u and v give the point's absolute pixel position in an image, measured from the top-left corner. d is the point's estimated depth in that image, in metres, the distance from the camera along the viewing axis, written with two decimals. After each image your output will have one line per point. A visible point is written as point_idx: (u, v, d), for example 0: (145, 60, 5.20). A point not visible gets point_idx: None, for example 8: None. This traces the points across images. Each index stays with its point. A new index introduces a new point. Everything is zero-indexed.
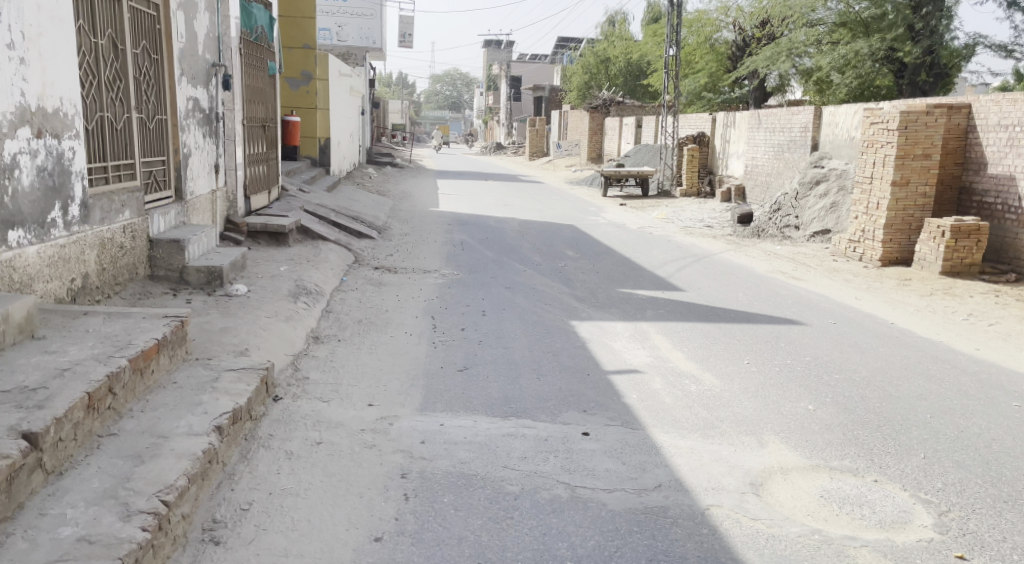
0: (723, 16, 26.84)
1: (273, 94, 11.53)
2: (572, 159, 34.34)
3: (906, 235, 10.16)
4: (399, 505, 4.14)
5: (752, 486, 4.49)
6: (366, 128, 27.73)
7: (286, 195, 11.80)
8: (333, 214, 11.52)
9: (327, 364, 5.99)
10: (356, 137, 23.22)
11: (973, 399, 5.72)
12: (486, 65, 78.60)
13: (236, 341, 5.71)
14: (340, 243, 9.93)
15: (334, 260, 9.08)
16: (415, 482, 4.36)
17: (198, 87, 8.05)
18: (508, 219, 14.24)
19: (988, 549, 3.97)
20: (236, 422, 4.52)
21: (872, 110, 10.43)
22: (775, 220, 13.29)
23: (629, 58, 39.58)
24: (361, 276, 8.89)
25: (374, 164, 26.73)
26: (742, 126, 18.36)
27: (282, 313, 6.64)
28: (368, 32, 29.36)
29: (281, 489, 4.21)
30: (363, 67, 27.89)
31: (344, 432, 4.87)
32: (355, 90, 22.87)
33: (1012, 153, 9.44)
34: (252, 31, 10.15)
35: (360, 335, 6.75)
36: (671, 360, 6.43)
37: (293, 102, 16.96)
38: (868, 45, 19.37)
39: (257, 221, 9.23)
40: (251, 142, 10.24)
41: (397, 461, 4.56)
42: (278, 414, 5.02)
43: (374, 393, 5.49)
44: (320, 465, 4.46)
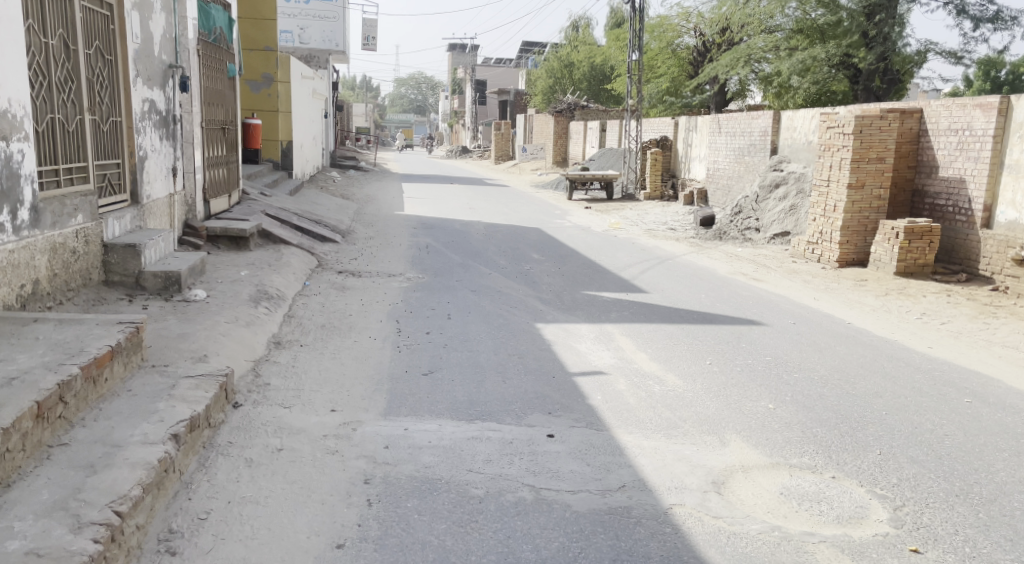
0: (684, 22, 27.17)
1: (233, 97, 11.43)
2: (536, 164, 34.37)
3: (861, 236, 10.36)
4: (362, 511, 4.13)
5: (713, 484, 4.55)
6: (330, 133, 27.66)
7: (247, 199, 11.67)
8: (296, 217, 11.43)
9: (288, 369, 5.94)
10: (320, 141, 23.12)
11: (926, 395, 5.85)
12: (451, 69, 78.50)
13: (194, 347, 5.66)
14: (302, 247, 9.86)
15: (296, 265, 9.01)
16: (378, 487, 4.35)
17: (155, 88, 7.95)
18: (473, 222, 14.27)
19: (941, 542, 4.06)
20: (194, 430, 4.48)
21: (828, 114, 10.61)
22: (737, 223, 13.44)
23: (593, 61, 39.85)
24: (324, 280, 8.84)
25: (338, 168, 26.59)
26: (704, 130, 18.58)
27: (242, 318, 6.58)
28: (332, 35, 29.17)
29: (240, 496, 4.17)
30: (326, 70, 27.82)
31: (305, 438, 4.84)
32: (319, 94, 23.00)
33: (962, 156, 9.67)
34: (211, 33, 10.07)
35: (323, 340, 6.71)
36: (635, 361, 6.49)
37: (255, 105, 16.83)
38: (825, 51, 19.62)
39: (217, 225, 9.13)
40: (211, 145, 10.13)
41: (360, 466, 4.55)
42: (238, 421, 4.98)
43: (337, 398, 5.48)
44: (281, 472, 4.43)
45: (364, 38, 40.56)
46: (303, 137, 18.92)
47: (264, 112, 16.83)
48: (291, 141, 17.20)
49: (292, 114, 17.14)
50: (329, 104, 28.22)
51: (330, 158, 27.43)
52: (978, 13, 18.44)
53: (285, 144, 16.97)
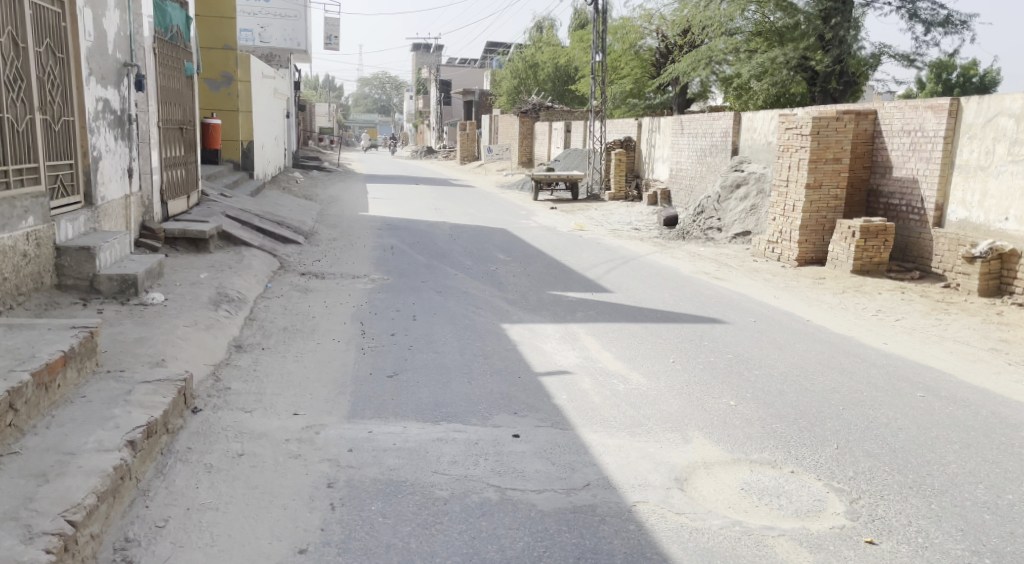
0: (646, 24, 27.40)
1: (191, 96, 11.30)
2: (502, 164, 34.42)
3: (819, 235, 10.56)
4: (325, 515, 4.13)
5: (676, 481, 4.63)
6: (293, 134, 27.46)
7: (207, 200, 11.55)
8: (257, 219, 11.34)
9: (250, 373, 5.91)
10: (283, 142, 22.95)
11: (881, 390, 6.00)
12: (415, 69, 78.27)
13: (152, 352, 5.61)
14: (264, 249, 9.79)
15: (258, 266, 8.95)
16: (342, 491, 4.35)
17: (109, 87, 7.84)
18: (438, 222, 14.28)
19: (896, 533, 4.17)
20: (151, 436, 4.44)
21: (786, 115, 10.79)
22: (699, 222, 13.63)
23: (557, 62, 39.99)
24: (286, 282, 8.79)
25: (301, 169, 26.38)
26: (666, 131, 18.77)
27: (202, 322, 6.53)
28: (292, 34, 28.95)
29: (199, 503, 4.15)
30: (288, 70, 27.60)
31: (267, 442, 4.83)
32: (281, 94, 22.83)
33: (914, 157, 9.91)
34: (167, 30, 9.94)
35: (285, 343, 6.67)
36: (600, 360, 6.57)
37: (213, 105, 16.61)
38: (783, 53, 19.93)
39: (175, 227, 9.03)
40: (168, 145, 10.01)
41: (323, 470, 4.55)
42: (197, 426, 4.94)
43: (299, 402, 5.45)
44: (242, 478, 4.41)
45: (326, 38, 40.29)
46: (264, 138, 18.77)
47: (223, 112, 16.63)
48: (252, 141, 17.04)
49: (252, 113, 16.97)
50: (291, 105, 27.99)
51: (293, 158, 27.26)
52: (929, 17, 18.85)
53: (246, 144, 16.82)
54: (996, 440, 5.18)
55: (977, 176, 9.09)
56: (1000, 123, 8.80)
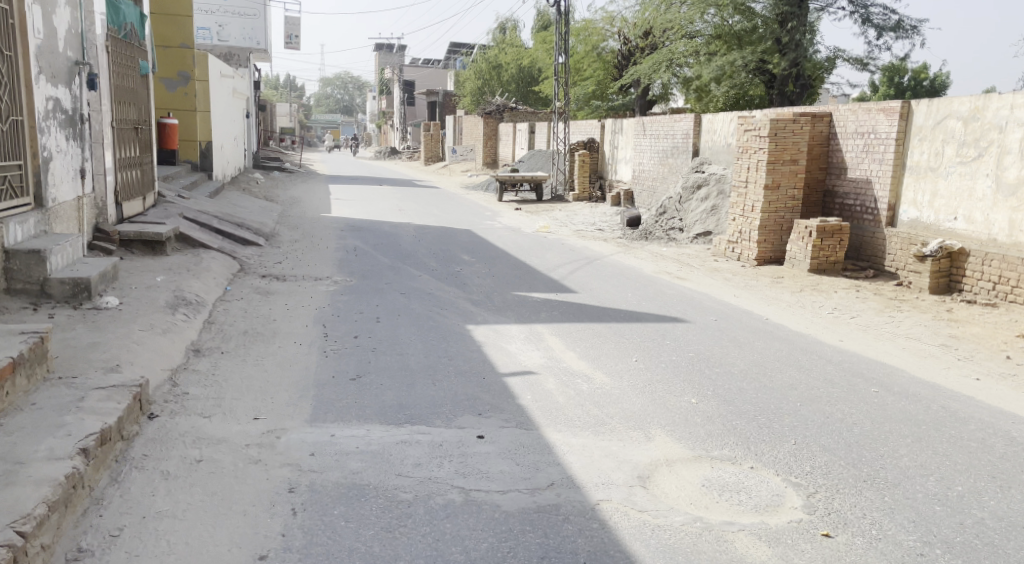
0: (608, 26, 27.78)
1: (147, 95, 11.15)
2: (466, 165, 34.43)
3: (778, 235, 10.73)
4: (286, 521, 4.12)
5: (639, 479, 4.68)
6: (253, 135, 27.19)
7: (164, 201, 11.41)
8: (216, 220, 11.23)
9: (209, 377, 5.85)
10: (243, 142, 22.71)
11: (837, 386, 6.13)
12: (378, 69, 77.88)
13: (106, 357, 5.55)
14: (223, 251, 9.70)
15: (217, 269, 8.86)
16: (303, 496, 4.34)
17: (60, 86, 7.72)
18: (403, 224, 14.25)
19: (851, 526, 4.27)
20: (105, 444, 4.40)
21: (745, 117, 10.95)
22: (661, 223, 13.79)
23: (521, 63, 40.08)
24: (246, 285, 8.71)
25: (262, 169, 26.13)
26: (629, 132, 18.92)
27: (158, 326, 6.46)
28: (252, 33, 28.53)
29: (156, 511, 4.11)
30: (248, 70, 27.32)
31: (226, 448, 4.79)
32: (240, 93, 22.60)
33: (868, 158, 10.13)
34: (121, 28, 9.80)
35: (246, 346, 6.62)
36: (564, 360, 6.62)
37: (169, 104, 16.41)
38: (742, 56, 20.14)
39: (130, 229, 8.91)
40: (123, 145, 9.87)
41: (284, 475, 4.53)
42: (154, 432, 4.89)
43: (260, 407, 5.42)
44: (200, 484, 4.38)
45: (286, 37, 39.94)
46: (223, 138, 18.57)
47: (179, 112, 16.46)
48: (210, 142, 16.85)
49: (210, 113, 16.77)
50: (251, 105, 27.72)
51: (254, 159, 27.00)
52: (881, 22, 19.24)
53: (204, 144, 16.63)
54: (946, 434, 5.32)
55: (928, 177, 9.32)
56: (949, 125, 9.03)
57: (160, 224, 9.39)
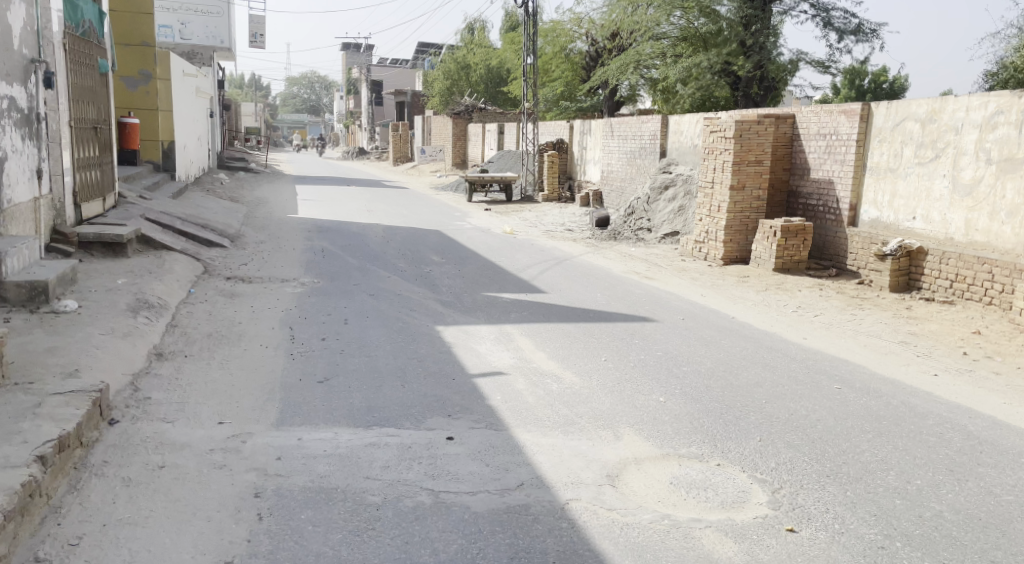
0: (576, 28, 27.79)
1: (106, 94, 10.99)
2: (435, 165, 34.38)
3: (743, 235, 10.85)
4: (252, 526, 4.09)
5: (608, 478, 4.72)
6: (217, 135, 26.87)
7: (124, 202, 11.25)
8: (180, 221, 11.10)
9: (172, 382, 5.79)
10: (206, 142, 22.43)
11: (801, 383, 6.22)
12: (345, 69, 77.37)
13: (64, 362, 5.47)
14: (187, 253, 9.59)
15: (181, 271, 8.76)
16: (269, 501, 4.31)
17: (15, 85, 7.59)
18: (371, 224, 14.19)
19: (815, 521, 4.33)
20: (62, 451, 4.34)
21: (710, 119, 11.06)
22: (629, 223, 13.88)
23: (489, 64, 40.11)
24: (211, 287, 8.62)
25: (227, 170, 25.84)
26: (597, 133, 19.02)
27: (120, 330, 6.37)
28: (216, 32, 28.11)
29: (118, 519, 4.07)
30: (211, 70, 27.00)
31: (189, 453, 4.75)
32: (204, 93, 22.34)
33: (830, 159, 10.28)
34: (78, 25, 9.64)
35: (210, 350, 6.56)
36: (533, 360, 6.64)
37: (131, 103, 16.10)
38: (707, 58, 20.29)
39: (90, 231, 8.78)
40: (81, 145, 9.72)
41: (250, 480, 4.49)
42: (115, 438, 4.83)
43: (224, 411, 5.37)
44: (162, 490, 4.34)
45: (251, 36, 39.54)
46: (186, 138, 18.34)
47: (141, 111, 16.19)
48: (173, 142, 16.64)
49: (172, 113, 16.57)
50: (215, 104, 27.39)
51: (219, 160, 26.72)
52: (842, 25, 19.53)
53: (166, 144, 16.43)
54: (906, 428, 5.42)
55: (888, 178, 9.48)
56: (907, 128, 9.20)
57: (121, 226, 9.26)
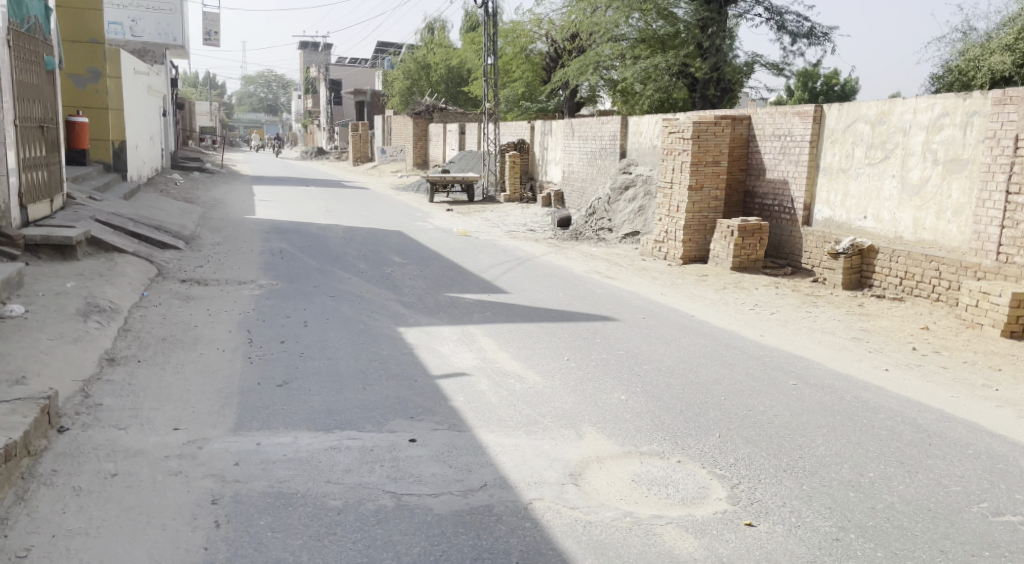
0: (536, 28, 27.90)
1: (53, 93, 10.78)
2: (396, 165, 34.25)
3: (701, 235, 11.01)
4: (209, 534, 4.08)
5: (571, 477, 4.77)
6: (171, 135, 26.43)
7: (73, 203, 11.05)
8: (132, 223, 10.92)
9: (125, 387, 5.72)
10: (159, 141, 22.08)
11: (758, 380, 6.34)
12: (304, 68, 76.60)
13: (11, 370, 5.39)
14: (140, 255, 9.46)
15: (133, 274, 8.64)
16: (227, 507, 4.29)
17: None
18: (330, 225, 14.10)
19: (772, 515, 4.43)
20: (7, 461, 4.29)
21: (669, 120, 11.19)
22: (591, 223, 13.99)
23: (449, 64, 40.06)
24: (165, 290, 8.52)
25: (181, 169, 25.45)
26: (558, 134, 19.12)
27: (70, 335, 6.28)
28: (168, 28, 27.73)
29: (67, 529, 4.03)
30: (163, 68, 26.56)
31: (143, 460, 4.71)
32: (156, 91, 21.98)
33: (784, 160, 10.47)
34: (23, 22, 9.46)
35: (164, 354, 6.49)
36: (496, 361, 6.67)
37: (79, 101, 15.82)
38: (665, 59, 20.55)
39: (38, 233, 8.62)
40: (27, 146, 9.53)
41: (206, 486, 4.47)
42: (64, 446, 4.77)
43: (179, 416, 5.33)
44: (115, 499, 4.30)
45: (205, 34, 38.97)
46: (138, 137, 18.05)
47: (90, 109, 15.93)
48: (124, 141, 16.37)
49: (123, 112, 16.29)
50: (168, 103, 26.96)
51: (172, 160, 26.28)
52: (795, 28, 19.88)
53: (117, 144, 16.16)
54: (859, 422, 5.57)
55: (839, 178, 9.70)
56: (858, 129, 9.42)
57: (70, 227, 9.10)
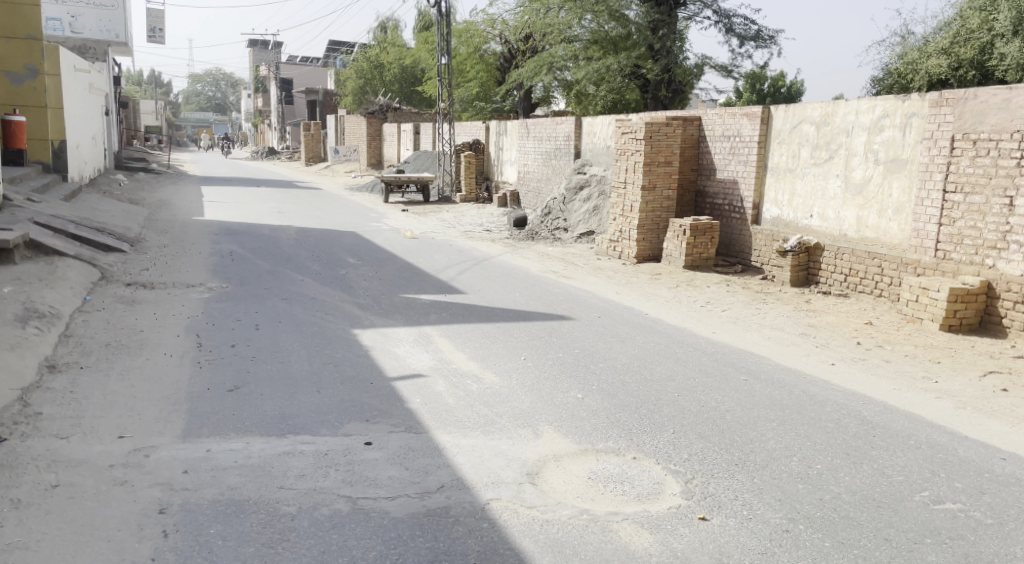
0: (489, 29, 27.94)
1: None
2: (350, 165, 34.00)
3: (655, 234, 11.15)
4: (156, 544, 4.04)
5: (528, 476, 4.82)
6: (114, 134, 25.82)
7: (12, 206, 10.77)
8: (74, 226, 10.69)
9: (67, 396, 5.62)
10: (100, 141, 21.57)
11: (710, 376, 6.46)
12: (254, 67, 75.54)
13: None
14: (82, 259, 9.26)
15: (75, 278, 8.45)
16: (175, 516, 4.26)
17: None
18: (282, 227, 13.96)
19: (725, 508, 4.53)
20: None
21: (622, 121, 11.31)
22: (546, 223, 14.07)
23: (402, 64, 39.90)
24: (109, 295, 8.36)
25: (126, 170, 24.90)
26: (513, 134, 19.18)
27: (8, 342, 6.13)
28: (110, 24, 27.11)
29: (5, 543, 3.96)
30: (105, 66, 25.97)
31: (86, 470, 4.64)
32: (98, 89, 21.45)
33: (734, 160, 10.66)
34: None
35: (108, 360, 6.38)
36: (453, 361, 6.70)
37: (15, 100, 15.34)
38: (617, 61, 20.71)
39: None
40: None
41: (153, 495, 4.43)
42: (3, 457, 4.68)
43: (125, 424, 5.25)
44: (57, 511, 4.24)
45: (149, 30, 38.18)
46: (79, 137, 17.61)
47: (28, 108, 15.45)
48: (64, 141, 15.98)
49: (62, 110, 15.93)
50: (110, 101, 26.34)
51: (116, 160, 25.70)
52: (743, 31, 20.22)
53: (57, 144, 15.77)
54: (807, 416, 5.70)
55: (787, 178, 9.91)
56: (804, 129, 9.64)
57: (7, 230, 8.86)
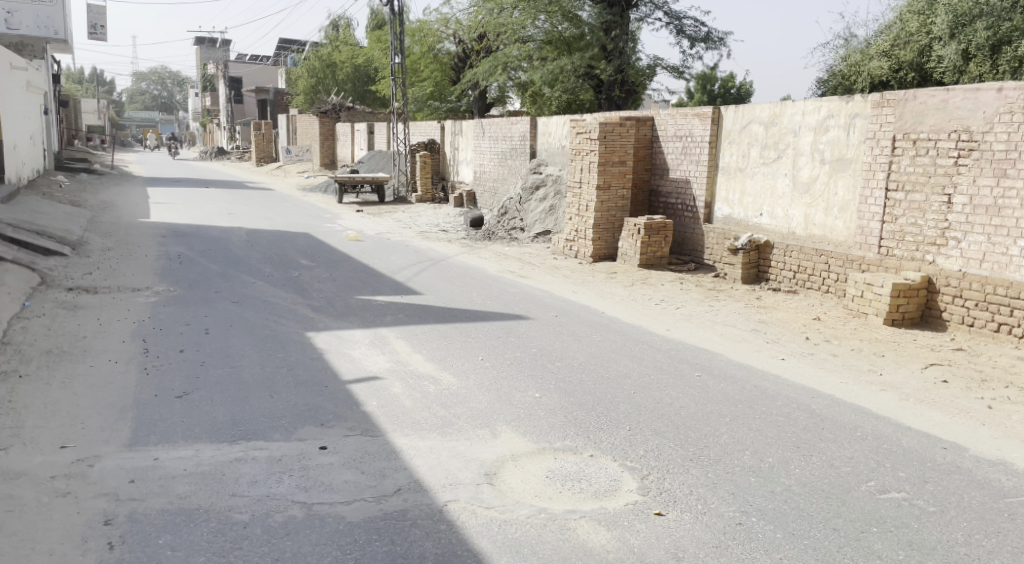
0: (443, 28, 27.86)
1: None
2: (303, 165, 33.65)
3: (610, 233, 11.25)
4: (102, 556, 3.99)
5: (485, 476, 4.85)
6: (54, 134, 25.14)
7: None
8: (14, 229, 10.43)
9: (7, 405, 5.51)
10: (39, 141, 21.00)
11: (664, 372, 6.57)
12: (202, 66, 74.22)
13: None
14: (22, 264, 9.04)
15: (15, 284, 8.25)
16: (122, 527, 4.20)
17: None
18: (233, 229, 13.78)
19: (679, 503, 4.62)
20: None
21: (576, 121, 11.39)
22: (503, 223, 14.11)
23: (355, 62, 39.60)
24: (50, 300, 8.18)
25: (68, 171, 24.29)
26: (468, 134, 19.19)
27: None
28: (48, 20, 26.38)
29: None
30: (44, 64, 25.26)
31: (28, 482, 4.55)
32: (36, 88, 20.89)
33: (686, 160, 10.81)
34: None
35: (50, 368, 6.26)
36: (410, 363, 6.70)
37: None
38: (571, 62, 20.75)
39: None
40: None
41: (98, 506, 4.37)
42: None
43: (69, 434, 5.17)
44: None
45: (91, 27, 37.27)
46: (16, 137, 17.14)
47: None
48: None
49: None
50: (50, 100, 25.65)
51: (57, 160, 25.05)
52: (693, 33, 20.48)
53: None
54: (758, 410, 5.83)
55: (737, 177, 10.10)
56: (753, 130, 9.83)
57: None
